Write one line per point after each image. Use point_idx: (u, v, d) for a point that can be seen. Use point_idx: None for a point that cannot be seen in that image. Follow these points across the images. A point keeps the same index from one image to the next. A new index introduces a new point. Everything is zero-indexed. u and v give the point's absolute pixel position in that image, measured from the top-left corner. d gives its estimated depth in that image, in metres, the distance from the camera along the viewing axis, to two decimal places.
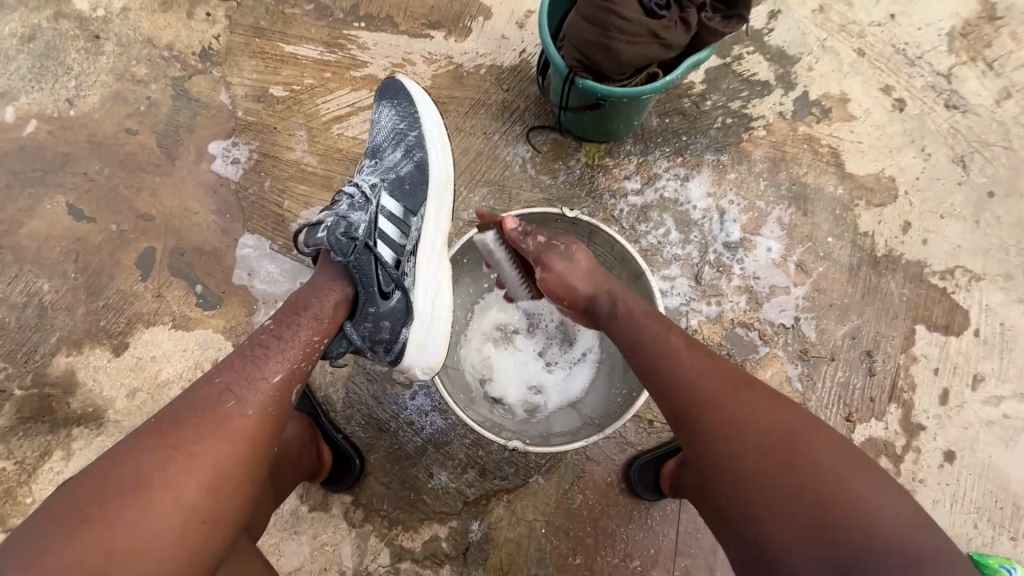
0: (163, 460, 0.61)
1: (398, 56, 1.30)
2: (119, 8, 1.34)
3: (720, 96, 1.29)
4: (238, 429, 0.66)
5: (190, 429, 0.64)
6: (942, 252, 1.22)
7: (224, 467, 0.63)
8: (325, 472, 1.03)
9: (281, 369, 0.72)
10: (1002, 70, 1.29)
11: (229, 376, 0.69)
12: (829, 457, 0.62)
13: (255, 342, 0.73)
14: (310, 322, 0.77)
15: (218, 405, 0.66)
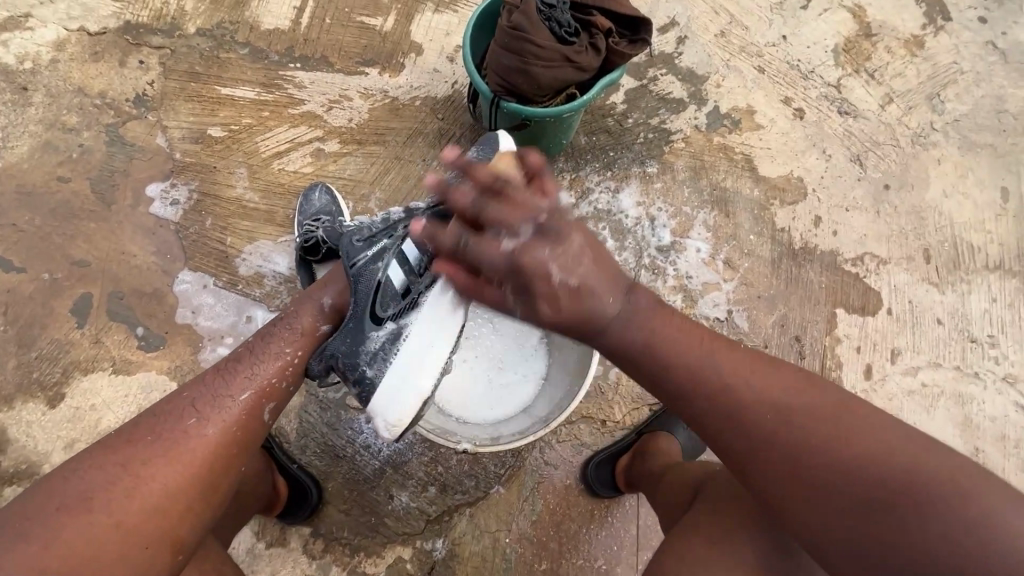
0: (117, 470, 0.65)
1: (334, 92, 1.35)
2: (47, 60, 1.34)
3: (640, 114, 1.39)
4: (193, 444, 0.69)
5: (146, 441, 0.68)
6: (851, 241, 1.34)
7: (173, 485, 0.66)
8: (282, 504, 1.01)
9: (249, 387, 0.78)
10: (882, 78, 1.46)
11: (195, 393, 0.74)
12: (826, 424, 0.64)
13: (228, 360, 0.80)
14: (287, 339, 0.85)
15: (181, 419, 0.71)
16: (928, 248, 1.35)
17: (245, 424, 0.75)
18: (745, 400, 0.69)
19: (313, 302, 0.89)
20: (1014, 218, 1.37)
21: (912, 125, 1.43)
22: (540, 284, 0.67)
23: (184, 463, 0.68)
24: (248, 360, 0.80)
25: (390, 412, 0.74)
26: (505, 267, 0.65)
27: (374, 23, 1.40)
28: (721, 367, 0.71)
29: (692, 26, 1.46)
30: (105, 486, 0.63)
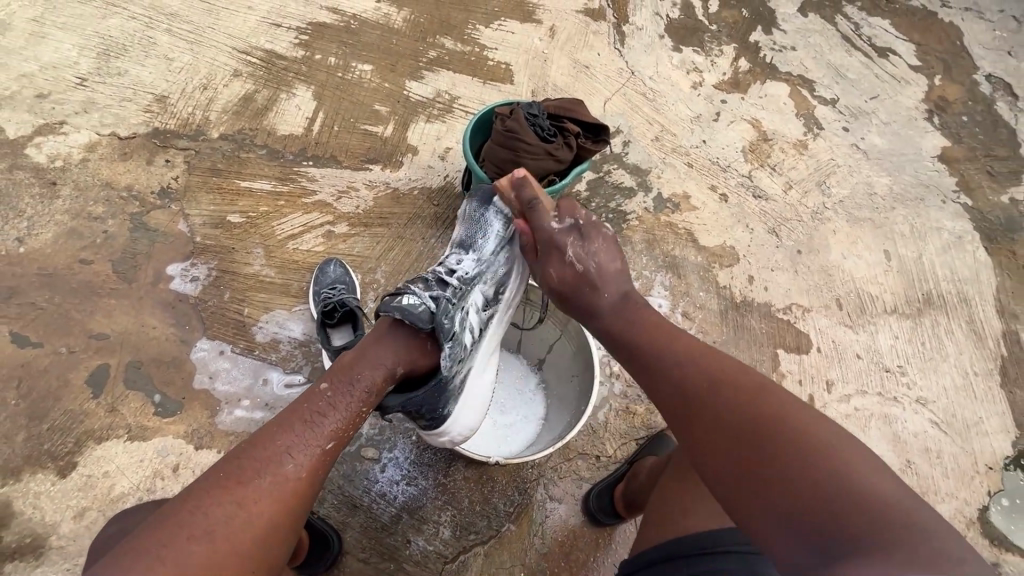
0: (232, 506, 0.73)
1: (343, 185, 1.57)
2: (77, 159, 1.49)
3: (601, 199, 1.70)
4: (291, 487, 0.78)
5: (254, 484, 0.76)
6: (780, 294, 1.63)
7: (272, 522, 0.76)
8: (301, 556, 1.03)
9: (334, 437, 0.85)
10: (782, 170, 1.86)
11: (288, 439, 0.81)
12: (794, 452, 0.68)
13: (308, 406, 0.86)
14: (363, 397, 0.89)
15: (280, 463, 0.79)
16: (839, 297, 1.66)
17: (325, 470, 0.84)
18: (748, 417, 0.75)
19: (388, 362, 0.93)
20: (898, 272, 1.73)
21: (810, 205, 1.82)
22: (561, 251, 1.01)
23: (279, 503, 0.77)
24: (328, 409, 0.86)
25: (459, 434, 1.03)
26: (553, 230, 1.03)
27: (376, 130, 1.67)
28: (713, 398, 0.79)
29: (633, 133, 1.83)
30: (224, 521, 0.72)
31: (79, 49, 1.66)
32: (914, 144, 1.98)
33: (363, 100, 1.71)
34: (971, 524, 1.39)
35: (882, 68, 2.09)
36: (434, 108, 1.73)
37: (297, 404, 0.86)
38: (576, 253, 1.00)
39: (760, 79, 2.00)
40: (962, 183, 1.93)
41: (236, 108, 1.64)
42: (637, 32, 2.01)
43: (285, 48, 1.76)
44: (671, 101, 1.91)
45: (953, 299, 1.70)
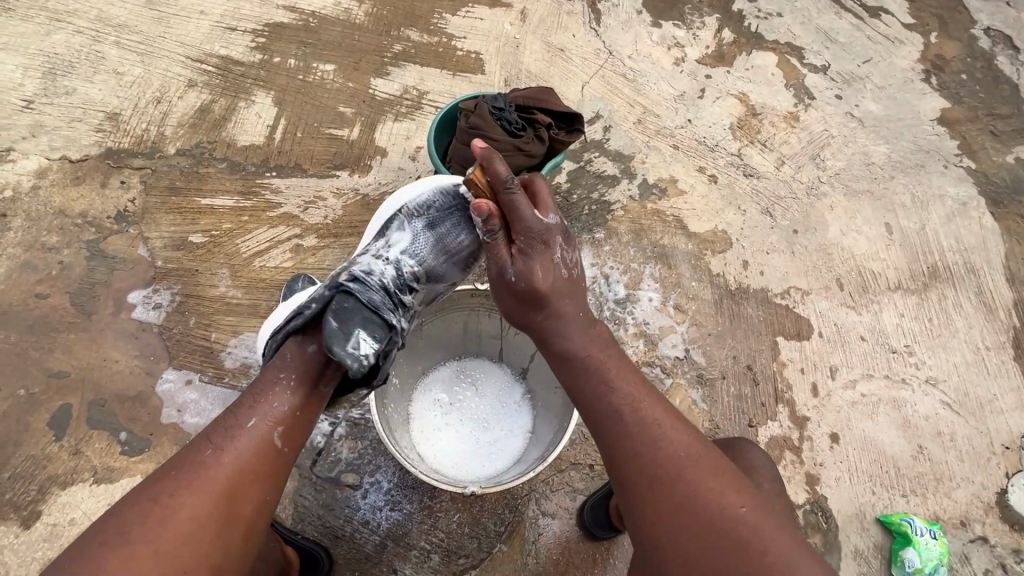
0: (148, 507, 0.71)
1: (310, 194, 1.49)
2: (28, 187, 1.42)
3: (582, 190, 1.61)
4: (215, 477, 0.75)
5: (173, 481, 0.74)
6: (776, 278, 1.55)
7: (198, 519, 0.72)
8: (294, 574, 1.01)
9: (255, 433, 0.80)
10: (772, 146, 1.77)
11: (209, 435, 0.79)
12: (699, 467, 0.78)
13: (232, 407, 0.82)
14: (278, 389, 0.84)
15: (200, 457, 0.76)
16: (839, 277, 1.57)
17: (258, 455, 0.79)
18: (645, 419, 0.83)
19: (288, 375, 0.85)
20: (900, 246, 1.64)
21: (805, 180, 1.72)
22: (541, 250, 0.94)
23: (203, 492, 0.74)
24: (248, 406, 0.82)
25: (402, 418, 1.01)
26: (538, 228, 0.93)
27: (342, 133, 1.58)
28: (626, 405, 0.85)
29: (614, 117, 1.73)
30: (140, 523, 0.70)
31: (23, 69, 1.58)
32: (911, 108, 1.87)
33: (326, 103, 1.62)
34: (990, 508, 1.33)
35: (874, 30, 1.98)
36: (402, 105, 1.64)
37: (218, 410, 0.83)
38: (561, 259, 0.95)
39: (745, 50, 1.90)
40: (964, 146, 1.82)
41: (193, 121, 1.55)
42: (612, 10, 1.90)
43: (241, 52, 1.66)
44: (652, 81, 1.81)
45: (960, 270, 1.61)
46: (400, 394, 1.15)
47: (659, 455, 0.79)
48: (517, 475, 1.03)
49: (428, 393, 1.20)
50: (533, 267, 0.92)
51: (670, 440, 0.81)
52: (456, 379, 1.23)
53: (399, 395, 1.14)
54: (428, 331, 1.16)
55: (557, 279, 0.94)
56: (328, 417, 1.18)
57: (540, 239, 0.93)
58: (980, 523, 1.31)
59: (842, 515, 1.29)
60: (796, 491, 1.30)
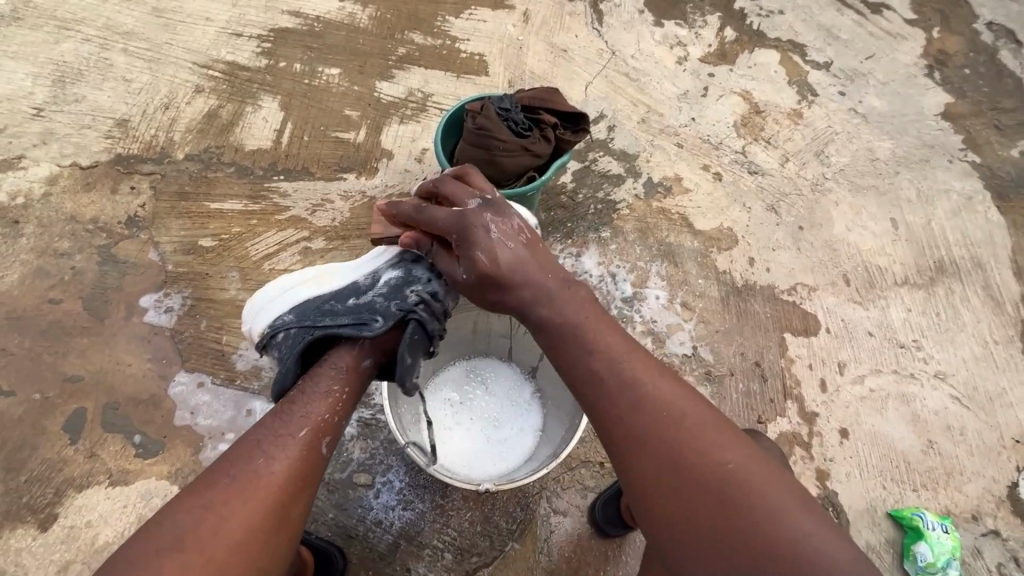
0: (202, 508, 0.71)
1: (318, 197, 1.50)
2: (39, 194, 1.44)
3: (588, 189, 1.62)
4: (267, 481, 0.76)
5: (226, 483, 0.74)
6: (783, 275, 1.55)
7: (253, 522, 0.72)
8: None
9: (306, 435, 0.82)
10: (776, 143, 1.77)
11: (257, 438, 0.80)
12: (699, 437, 0.73)
13: (283, 408, 0.85)
14: (323, 398, 0.87)
15: (252, 461, 0.77)
16: (846, 273, 1.57)
17: (306, 462, 0.81)
18: (644, 392, 0.78)
19: (335, 387, 0.89)
20: (906, 241, 1.64)
21: (809, 176, 1.73)
22: (480, 234, 0.88)
23: (259, 499, 0.74)
24: (298, 409, 0.85)
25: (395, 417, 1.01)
26: (454, 222, 0.90)
27: (348, 137, 1.59)
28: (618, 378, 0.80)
29: (618, 116, 1.74)
30: (194, 526, 0.69)
31: (33, 78, 1.60)
32: (915, 103, 1.87)
33: (332, 107, 1.63)
34: (1002, 502, 1.33)
35: (876, 26, 1.98)
36: (407, 108, 1.65)
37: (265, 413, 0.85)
38: (499, 231, 0.89)
39: (747, 48, 1.90)
40: (969, 140, 1.82)
41: (201, 126, 1.57)
42: (614, 10, 1.91)
43: (247, 58, 1.68)
44: (655, 80, 1.82)
45: (967, 265, 1.61)
46: (411, 395, 1.16)
47: (649, 413, 0.76)
48: (528, 473, 1.02)
49: (437, 394, 1.20)
50: (472, 254, 0.88)
51: (661, 397, 0.77)
52: (464, 380, 1.23)
53: (410, 397, 1.15)
54: None
55: (504, 256, 0.87)
56: None
57: (462, 233, 0.89)
58: (992, 517, 1.31)
59: (853, 510, 1.29)
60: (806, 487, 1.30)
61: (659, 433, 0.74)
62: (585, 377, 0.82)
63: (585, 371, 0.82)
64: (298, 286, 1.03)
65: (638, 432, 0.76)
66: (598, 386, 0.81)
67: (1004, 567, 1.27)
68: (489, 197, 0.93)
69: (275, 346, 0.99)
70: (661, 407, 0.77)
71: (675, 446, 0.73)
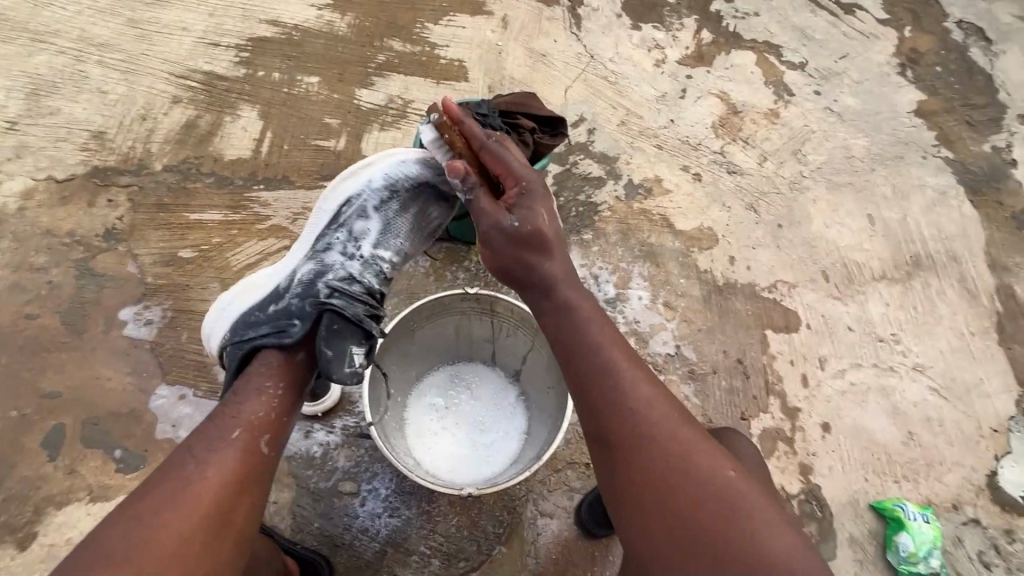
0: (127, 523, 0.70)
1: (299, 206, 1.50)
2: (15, 209, 1.42)
3: (569, 192, 1.63)
4: (198, 486, 0.75)
5: (154, 495, 0.74)
6: (763, 272, 1.57)
7: (183, 528, 0.71)
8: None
9: (241, 436, 0.82)
10: (754, 143, 1.79)
11: (189, 445, 0.80)
12: (702, 461, 0.77)
13: (217, 412, 0.85)
14: (256, 397, 0.86)
15: (181, 469, 0.77)
16: (825, 269, 1.60)
17: (242, 461, 0.80)
18: (651, 411, 0.81)
19: (269, 385, 0.89)
20: (883, 236, 1.67)
21: (787, 175, 1.75)
22: (543, 208, 0.96)
23: (187, 504, 0.74)
24: (231, 411, 0.84)
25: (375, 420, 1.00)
26: (524, 172, 0.98)
27: (328, 144, 1.59)
28: (629, 391, 0.83)
29: (598, 119, 1.76)
30: (121, 542, 0.68)
31: (7, 92, 1.58)
32: (888, 101, 1.91)
33: (311, 115, 1.63)
34: (981, 490, 1.35)
35: (849, 26, 2.02)
36: (387, 115, 1.66)
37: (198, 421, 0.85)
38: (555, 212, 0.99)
39: (724, 50, 1.93)
40: (941, 136, 1.86)
41: (179, 137, 1.56)
42: (592, 14, 1.93)
43: (225, 67, 1.67)
44: (634, 82, 1.84)
45: (942, 259, 1.65)
46: (394, 402, 1.15)
47: (648, 430, 0.80)
48: (511, 476, 1.02)
49: (421, 399, 1.21)
50: (528, 213, 0.95)
51: (666, 418, 0.81)
52: (448, 384, 1.23)
53: (393, 403, 1.14)
54: (418, 338, 1.17)
55: (552, 225, 0.96)
56: (323, 427, 1.18)
57: (538, 189, 0.97)
58: (972, 505, 1.33)
59: (836, 503, 1.30)
60: (790, 482, 1.31)
61: (661, 450, 0.78)
62: (596, 386, 0.84)
63: (597, 381, 0.85)
64: (222, 303, 1.06)
65: (644, 445, 0.79)
66: (609, 398, 0.83)
67: (985, 555, 1.29)
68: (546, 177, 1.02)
69: (218, 366, 1.03)
70: (668, 427, 0.80)
71: (678, 463, 0.77)
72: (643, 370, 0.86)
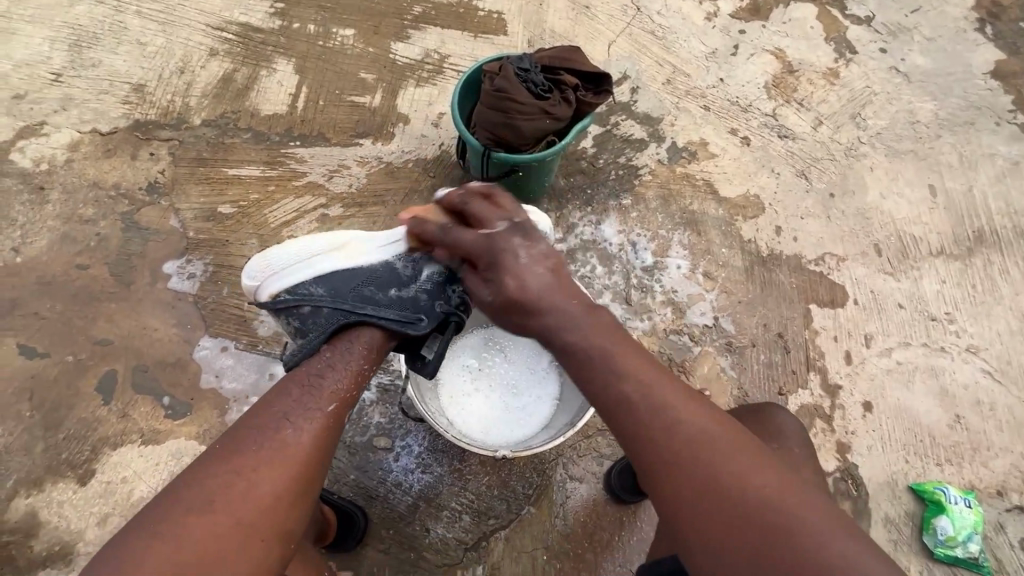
0: (229, 474, 0.73)
1: (334, 163, 1.49)
2: (62, 160, 1.45)
3: (609, 154, 1.57)
4: (293, 449, 0.78)
5: (253, 450, 0.76)
6: (810, 244, 1.50)
7: (279, 490, 0.74)
8: (332, 535, 1.05)
9: (332, 407, 0.84)
10: (809, 105, 1.68)
11: (286, 405, 0.82)
12: (735, 466, 0.67)
13: (309, 376, 0.86)
14: (344, 371, 0.89)
15: (279, 429, 0.79)
16: (878, 242, 1.51)
17: (332, 432, 0.83)
18: (670, 418, 0.72)
19: (359, 362, 0.91)
20: (944, 209, 1.56)
21: (843, 141, 1.64)
22: (511, 262, 0.87)
23: (287, 469, 0.76)
24: (322, 378, 0.86)
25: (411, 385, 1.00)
26: (479, 243, 0.90)
27: (363, 101, 1.56)
28: (641, 401, 0.74)
29: (642, 77, 1.67)
30: (222, 492, 0.71)
31: (50, 42, 1.59)
32: (962, 61, 1.75)
33: (347, 70, 1.60)
34: None
35: None
36: (423, 70, 1.61)
37: (287, 380, 0.86)
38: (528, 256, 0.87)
39: (782, 2, 1.79)
40: (1020, 100, 1.71)
41: (217, 92, 1.55)
42: None
43: (261, 19, 1.64)
44: (682, 38, 1.73)
45: (1008, 235, 1.53)
46: None
47: (668, 441, 0.71)
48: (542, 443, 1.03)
49: (455, 360, 1.21)
50: (501, 278, 0.87)
51: (687, 421, 0.72)
52: (483, 346, 1.23)
53: None
54: None
55: (527, 280, 0.85)
56: None
57: (495, 256, 0.88)
58: (1018, 493, 1.29)
59: (874, 484, 1.27)
60: (827, 459, 1.28)
61: (684, 464, 0.69)
62: (606, 404, 0.77)
63: (609, 400, 0.76)
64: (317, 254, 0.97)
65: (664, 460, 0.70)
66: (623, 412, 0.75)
67: None
68: (517, 219, 0.91)
69: (298, 316, 0.95)
70: (689, 434, 0.71)
71: (708, 478, 0.67)
72: (658, 371, 0.77)
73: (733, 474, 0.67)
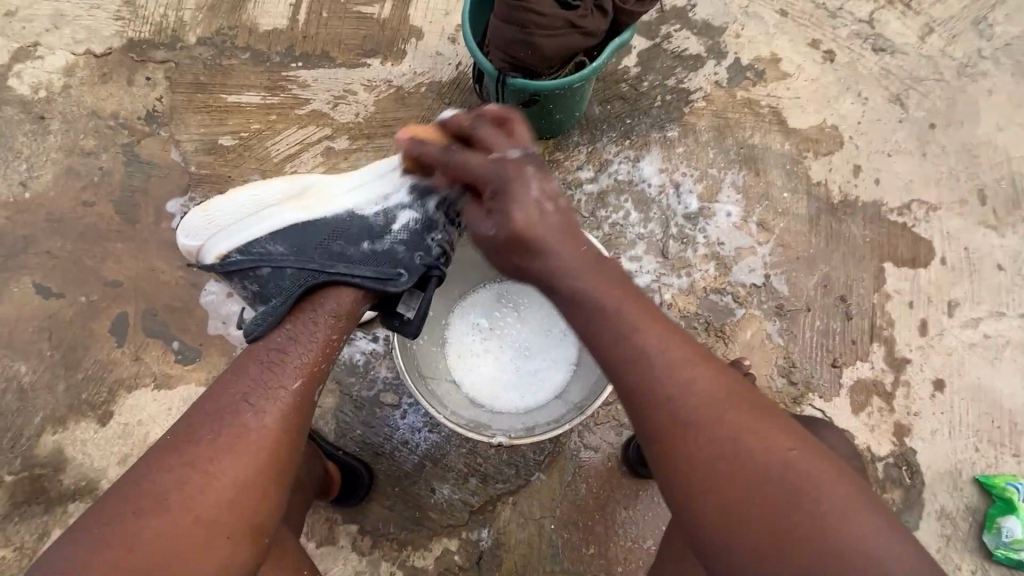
0: (180, 466, 0.69)
1: (339, 88, 1.33)
2: (59, 86, 1.36)
3: (656, 75, 1.32)
4: (254, 434, 0.72)
5: (209, 438, 0.71)
6: (894, 188, 1.25)
7: (240, 478, 0.69)
8: (336, 489, 1.03)
9: (297, 385, 0.78)
10: (919, 7, 1.33)
11: (243, 387, 0.76)
12: (748, 432, 0.62)
13: (272, 354, 0.80)
14: (311, 345, 0.81)
15: (238, 414, 0.73)
16: (983, 188, 1.24)
17: (299, 411, 0.77)
18: (678, 383, 0.65)
19: (326, 332, 0.83)
20: None
21: (958, 55, 1.31)
22: (521, 194, 0.77)
23: (248, 456, 0.71)
24: (286, 355, 0.80)
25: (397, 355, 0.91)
26: (490, 168, 0.79)
27: (371, 11, 1.36)
28: (647, 360, 0.67)
29: None
30: (177, 485, 0.67)
31: None
32: None
33: None
34: None
35: None
36: None
37: (250, 359, 0.80)
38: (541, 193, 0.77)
39: None
40: None
41: (211, 3, 1.38)
42: None
43: None
44: None
45: None
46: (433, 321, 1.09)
47: (671, 406, 0.65)
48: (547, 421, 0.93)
49: (464, 318, 1.11)
50: (510, 209, 0.77)
51: (697, 387, 0.65)
52: (494, 303, 1.12)
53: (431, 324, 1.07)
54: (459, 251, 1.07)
55: (537, 216, 0.76)
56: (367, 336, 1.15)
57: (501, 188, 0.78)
58: None
59: (932, 471, 1.12)
60: (879, 442, 1.14)
61: (693, 431, 0.63)
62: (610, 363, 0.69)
63: (611, 358, 0.69)
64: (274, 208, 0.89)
65: (672, 427, 0.64)
66: (626, 373, 0.67)
67: None
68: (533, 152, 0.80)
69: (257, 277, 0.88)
70: (703, 398, 0.64)
71: (721, 451, 0.61)
72: (664, 328, 0.70)
73: (753, 449, 0.61)
